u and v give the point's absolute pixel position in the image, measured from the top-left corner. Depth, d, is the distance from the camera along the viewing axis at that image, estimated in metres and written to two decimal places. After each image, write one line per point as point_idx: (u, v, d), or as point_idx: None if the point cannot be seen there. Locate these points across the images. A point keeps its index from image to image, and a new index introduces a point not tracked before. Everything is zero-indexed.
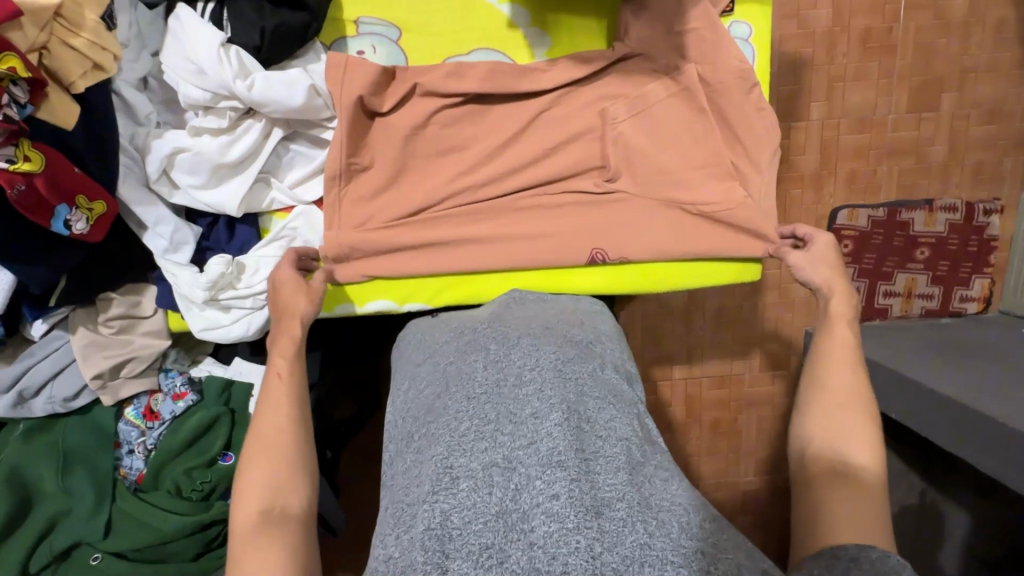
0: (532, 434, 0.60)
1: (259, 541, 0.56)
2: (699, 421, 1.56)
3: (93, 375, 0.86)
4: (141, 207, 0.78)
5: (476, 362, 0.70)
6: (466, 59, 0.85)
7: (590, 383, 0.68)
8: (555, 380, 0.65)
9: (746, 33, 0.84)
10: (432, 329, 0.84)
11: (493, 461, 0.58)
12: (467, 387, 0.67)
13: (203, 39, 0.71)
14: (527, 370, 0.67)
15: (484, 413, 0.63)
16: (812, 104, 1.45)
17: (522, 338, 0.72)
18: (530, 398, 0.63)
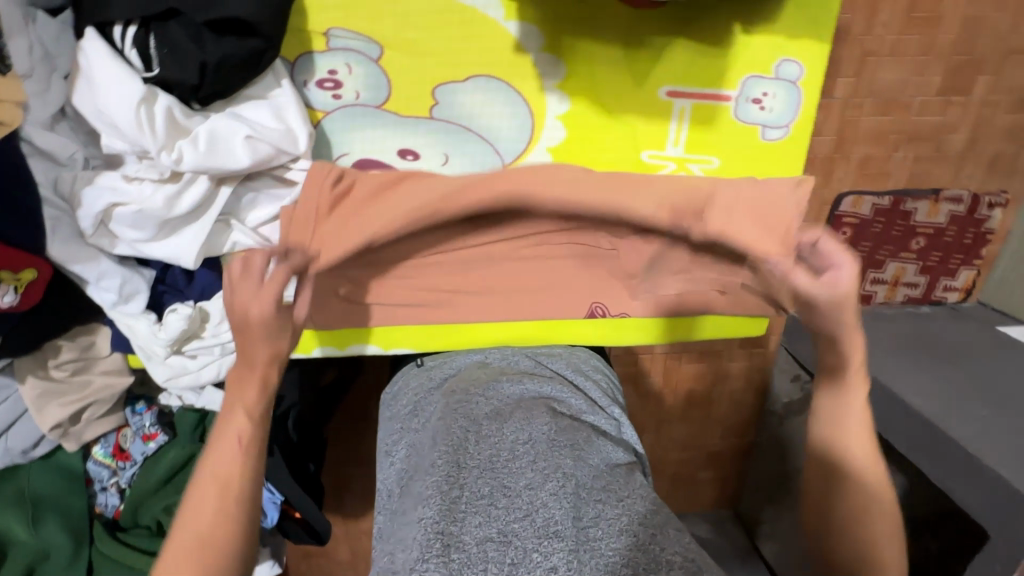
0: (529, 507, 0.59)
1: None
2: (675, 393, 1.58)
3: (51, 425, 0.80)
4: (81, 265, 0.67)
5: (467, 429, 0.68)
6: (462, 86, 0.70)
7: (586, 448, 0.67)
8: (547, 451, 0.64)
9: (795, 75, 0.71)
10: (421, 392, 0.80)
11: (489, 535, 0.57)
12: (459, 454, 0.65)
13: (122, 89, 0.56)
14: (520, 444, 0.66)
15: (477, 485, 0.61)
16: (839, 80, 1.28)
17: (514, 411, 0.70)
18: (523, 471, 0.63)
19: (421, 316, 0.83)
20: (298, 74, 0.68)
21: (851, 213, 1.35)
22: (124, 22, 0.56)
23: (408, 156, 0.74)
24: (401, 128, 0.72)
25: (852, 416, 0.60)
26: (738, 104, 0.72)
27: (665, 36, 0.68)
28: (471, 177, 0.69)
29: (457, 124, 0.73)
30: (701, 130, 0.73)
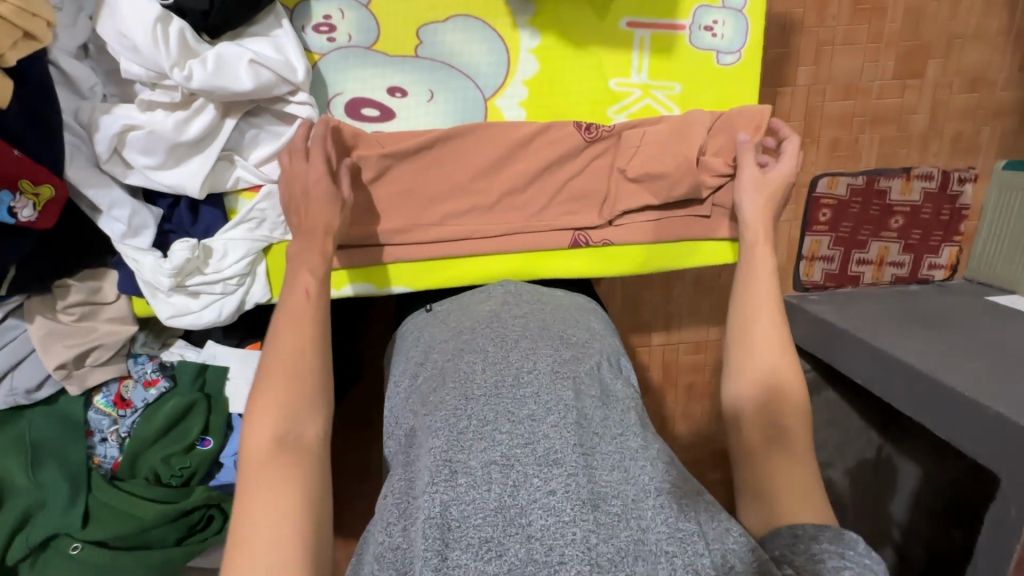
0: (530, 434, 0.58)
1: (271, 468, 0.56)
2: (675, 385, 1.62)
3: (56, 366, 0.82)
4: (95, 191, 0.72)
5: (473, 361, 0.66)
6: (444, 26, 0.79)
7: (587, 381, 0.65)
8: (551, 382, 0.62)
9: (740, 4, 0.80)
10: (428, 330, 0.79)
11: (492, 458, 0.56)
12: (463, 384, 0.63)
13: (140, 12, 0.64)
14: (525, 372, 0.64)
15: (481, 413, 0.60)
16: (799, 69, 1.50)
17: (520, 339, 0.68)
18: (527, 399, 0.61)
19: (412, 253, 0.84)
20: (295, 19, 0.77)
21: (829, 193, 1.58)
22: None
23: (396, 94, 0.81)
24: (389, 66, 0.80)
25: (762, 274, 0.74)
26: (692, 33, 0.81)
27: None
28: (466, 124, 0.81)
29: (441, 62, 0.80)
30: (662, 58, 0.81)
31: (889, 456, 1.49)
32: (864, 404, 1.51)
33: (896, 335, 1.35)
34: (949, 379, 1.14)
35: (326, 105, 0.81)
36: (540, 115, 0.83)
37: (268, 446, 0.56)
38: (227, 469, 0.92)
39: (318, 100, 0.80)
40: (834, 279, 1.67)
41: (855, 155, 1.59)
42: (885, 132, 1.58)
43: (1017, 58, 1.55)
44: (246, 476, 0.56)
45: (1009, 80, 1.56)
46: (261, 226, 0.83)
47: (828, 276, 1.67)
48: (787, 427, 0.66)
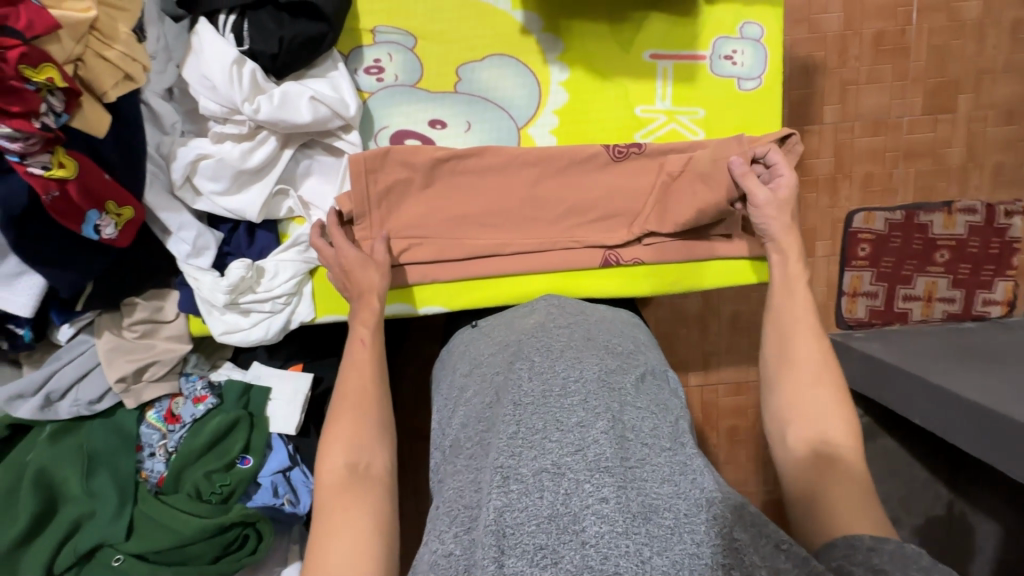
0: (580, 442, 0.59)
1: (346, 495, 0.60)
2: (717, 428, 1.56)
3: (117, 378, 0.88)
4: (167, 214, 0.80)
5: (521, 371, 0.68)
6: (480, 64, 0.86)
7: (633, 393, 0.67)
8: (599, 390, 0.65)
9: (758, 34, 0.84)
10: (472, 344, 0.84)
11: (543, 466, 0.58)
12: (514, 393, 0.66)
13: (219, 56, 0.73)
14: (572, 381, 0.66)
15: (531, 422, 0.62)
16: (825, 108, 1.53)
17: (566, 350, 0.71)
18: (575, 408, 0.63)
19: (451, 274, 0.89)
20: (349, 63, 0.86)
21: (866, 228, 1.56)
22: (227, 12, 0.75)
23: (437, 125, 0.88)
24: (431, 102, 0.88)
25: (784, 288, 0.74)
26: (712, 62, 0.85)
27: (640, 12, 0.84)
28: (500, 159, 0.86)
29: (477, 96, 0.87)
30: (684, 87, 0.86)
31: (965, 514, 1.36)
32: (927, 445, 1.40)
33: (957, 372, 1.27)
34: (1017, 414, 1.06)
35: (372, 137, 0.88)
36: (567, 142, 0.88)
37: (340, 475, 0.62)
38: (264, 490, 0.95)
39: (366, 133, 0.88)
40: (880, 316, 1.61)
41: (890, 189, 1.58)
42: (919, 166, 1.57)
43: None
44: (324, 501, 0.61)
45: None
46: (309, 251, 0.89)
47: (872, 312, 1.61)
48: (824, 416, 0.66)
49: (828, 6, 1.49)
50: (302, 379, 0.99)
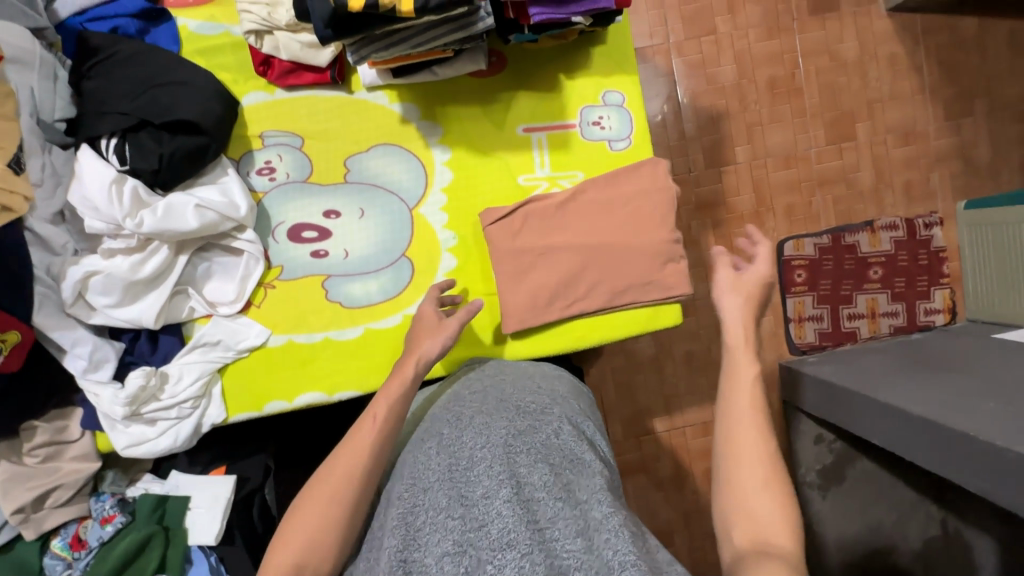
0: (483, 516, 0.55)
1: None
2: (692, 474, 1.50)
3: (15, 509, 0.85)
4: (59, 332, 0.81)
5: (429, 447, 0.65)
6: (367, 154, 0.92)
7: (545, 450, 0.63)
8: (504, 456, 0.60)
9: (619, 100, 0.91)
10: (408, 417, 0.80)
11: (446, 549, 0.54)
12: (421, 475, 0.62)
13: (100, 178, 0.77)
14: (478, 450, 0.61)
15: (436, 500, 0.58)
16: (736, 149, 1.62)
17: (474, 417, 0.67)
18: (480, 479, 0.58)
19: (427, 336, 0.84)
20: (241, 167, 0.91)
21: (797, 255, 1.61)
22: (109, 136, 0.80)
23: (332, 215, 0.92)
24: (324, 194, 0.92)
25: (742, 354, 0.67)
26: (582, 129, 0.91)
27: (508, 91, 0.91)
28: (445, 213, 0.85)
29: (368, 184, 0.92)
30: (560, 153, 0.91)
31: (958, 533, 1.28)
32: (898, 465, 1.35)
33: (906, 384, 1.24)
34: (957, 423, 1.02)
35: (270, 233, 0.92)
36: (460, 215, 0.92)
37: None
38: None
39: (264, 230, 0.91)
40: (830, 338, 1.62)
41: (813, 216, 1.64)
42: (835, 192, 1.65)
43: (941, 110, 1.64)
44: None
45: (940, 130, 1.64)
46: (215, 352, 0.90)
47: (822, 335, 1.62)
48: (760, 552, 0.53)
49: (720, 59, 1.61)
50: (224, 482, 0.97)
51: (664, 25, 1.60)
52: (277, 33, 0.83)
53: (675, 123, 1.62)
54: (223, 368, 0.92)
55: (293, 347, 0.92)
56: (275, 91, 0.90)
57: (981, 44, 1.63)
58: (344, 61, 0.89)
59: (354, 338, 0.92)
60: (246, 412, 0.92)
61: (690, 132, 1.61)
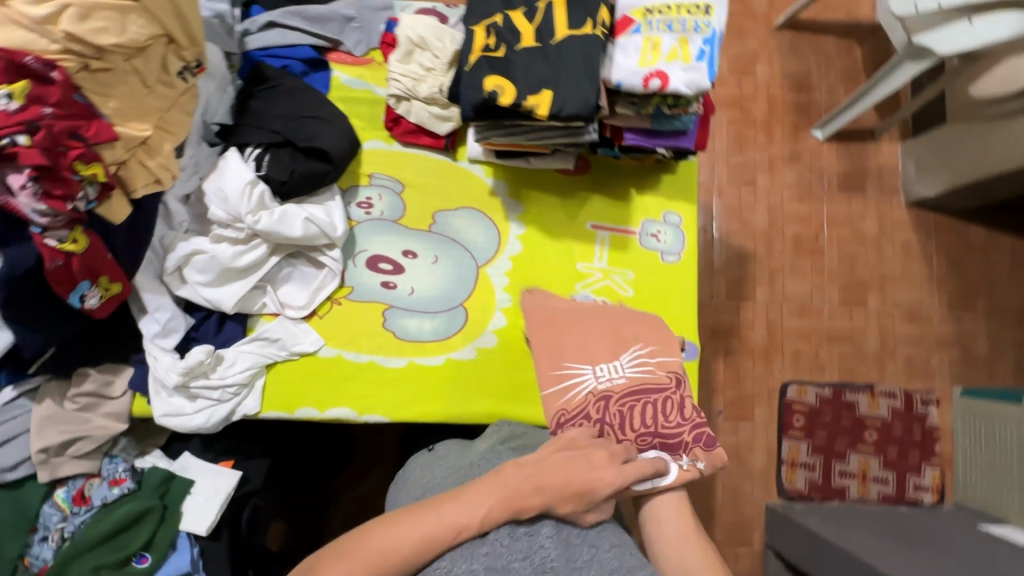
0: (526, 547, 0.61)
1: None
2: None
3: (40, 447, 0.88)
4: (150, 294, 0.90)
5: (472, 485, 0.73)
6: (454, 213, 1.05)
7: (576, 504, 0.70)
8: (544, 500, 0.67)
9: (676, 221, 1.06)
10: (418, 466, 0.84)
11: (491, 566, 0.60)
12: None
13: (238, 177, 0.90)
14: None
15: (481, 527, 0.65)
16: (757, 289, 1.77)
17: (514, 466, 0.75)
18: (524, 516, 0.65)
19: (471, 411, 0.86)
20: (345, 197, 1.04)
21: (799, 400, 1.69)
22: (254, 146, 0.94)
23: (409, 255, 1.03)
24: (408, 236, 1.04)
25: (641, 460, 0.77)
26: (641, 237, 1.05)
27: (585, 192, 1.06)
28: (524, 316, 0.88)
29: (448, 237, 1.04)
30: (617, 252, 1.04)
31: None
32: None
33: (892, 550, 1.26)
34: None
35: (351, 257, 1.03)
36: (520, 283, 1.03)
37: None
38: None
39: (347, 253, 1.02)
40: (819, 490, 1.65)
41: (818, 367, 1.75)
42: (842, 349, 1.76)
43: (945, 299, 1.80)
44: None
45: (942, 316, 1.79)
46: (271, 348, 0.97)
47: (812, 485, 1.65)
48: None
49: (755, 208, 1.81)
50: (228, 477, 0.98)
51: (710, 168, 1.82)
52: (412, 101, 1.00)
53: (706, 252, 1.78)
54: (271, 365, 0.98)
55: (339, 362, 0.99)
56: (393, 143, 1.06)
57: (986, 251, 1.82)
58: (457, 133, 1.05)
59: (396, 368, 0.99)
60: (276, 411, 0.96)
61: (718, 263, 1.77)
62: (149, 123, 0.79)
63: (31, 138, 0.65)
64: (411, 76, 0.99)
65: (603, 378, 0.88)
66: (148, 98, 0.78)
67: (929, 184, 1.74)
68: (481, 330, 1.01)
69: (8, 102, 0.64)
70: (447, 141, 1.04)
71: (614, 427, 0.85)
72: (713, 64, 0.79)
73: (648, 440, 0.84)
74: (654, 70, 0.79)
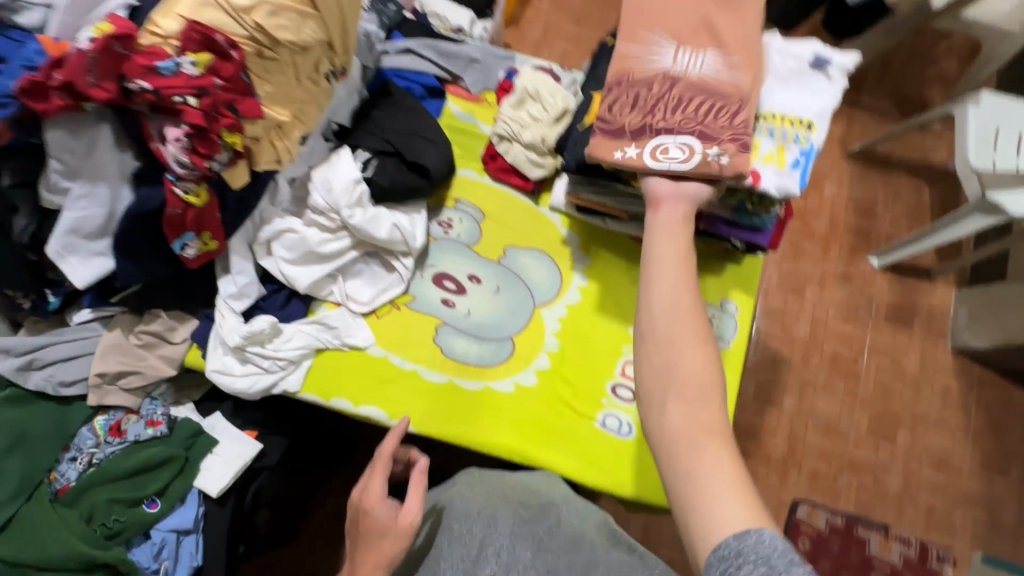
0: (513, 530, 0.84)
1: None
2: None
3: (98, 372, 0.93)
4: (237, 258, 0.97)
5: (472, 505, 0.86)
6: (525, 251, 1.11)
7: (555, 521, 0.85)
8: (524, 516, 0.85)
9: (733, 310, 1.08)
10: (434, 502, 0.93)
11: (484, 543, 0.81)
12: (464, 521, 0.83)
13: (344, 173, 0.97)
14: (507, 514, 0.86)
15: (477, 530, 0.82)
16: (785, 396, 1.75)
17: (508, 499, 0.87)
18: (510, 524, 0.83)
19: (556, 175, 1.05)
20: (429, 213, 1.11)
21: (807, 521, 1.63)
22: (365, 150, 1.03)
23: (473, 280, 1.09)
24: (476, 262, 1.09)
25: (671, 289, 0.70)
26: None
27: None
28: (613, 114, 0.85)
29: (513, 272, 1.09)
30: None
31: None
32: None
33: None
34: None
35: (420, 269, 1.09)
36: (570, 331, 1.06)
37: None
38: (148, 546, 0.92)
39: (417, 264, 1.08)
40: None
41: (834, 492, 1.69)
42: (862, 481, 1.71)
43: (979, 456, 1.73)
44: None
45: (973, 473, 1.72)
46: (326, 334, 1.01)
47: None
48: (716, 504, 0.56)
49: (799, 316, 1.82)
50: (250, 447, 1.00)
51: (761, 269, 1.86)
52: (513, 143, 1.08)
53: None
54: (321, 350, 1.02)
55: (384, 363, 1.03)
56: (484, 176, 1.14)
57: None
58: (545, 180, 1.13)
59: (434, 382, 1.02)
60: (313, 394, 0.99)
61: (751, 362, 1.77)
62: (289, 110, 0.88)
63: (198, 101, 0.74)
64: (518, 121, 1.07)
65: (678, 66, 0.86)
66: (296, 90, 0.87)
67: (980, 335, 1.72)
68: (524, 367, 1.04)
69: (191, 68, 0.73)
70: (535, 186, 1.12)
71: (666, 107, 0.84)
72: (805, 174, 0.85)
73: (692, 124, 0.82)
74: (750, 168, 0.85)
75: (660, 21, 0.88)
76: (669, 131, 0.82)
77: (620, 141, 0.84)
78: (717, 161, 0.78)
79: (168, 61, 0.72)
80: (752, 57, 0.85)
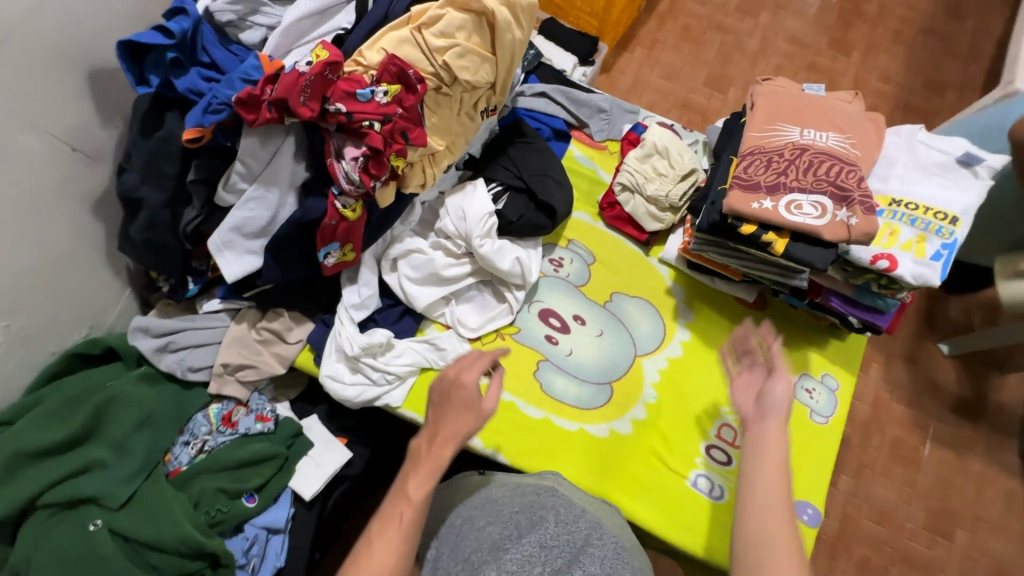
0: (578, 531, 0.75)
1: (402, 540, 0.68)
2: None
3: (223, 362, 0.96)
4: (366, 271, 1.00)
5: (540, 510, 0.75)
6: (631, 299, 1.12)
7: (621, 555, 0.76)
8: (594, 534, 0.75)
9: (834, 386, 1.08)
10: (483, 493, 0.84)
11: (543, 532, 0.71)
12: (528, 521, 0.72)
13: (478, 203, 1.01)
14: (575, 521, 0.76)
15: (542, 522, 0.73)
16: (841, 475, 1.58)
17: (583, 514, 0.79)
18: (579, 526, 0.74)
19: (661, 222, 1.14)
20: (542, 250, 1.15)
21: None
22: (495, 183, 1.07)
23: (578, 320, 1.11)
24: (583, 303, 1.12)
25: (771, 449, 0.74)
26: (796, 387, 1.07)
27: (755, 327, 1.11)
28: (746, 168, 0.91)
29: (618, 318, 1.11)
30: None
31: None
32: None
33: None
34: None
35: (528, 302, 1.11)
36: (670, 384, 1.07)
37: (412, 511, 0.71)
38: (240, 539, 0.93)
39: (526, 297, 1.11)
40: None
41: None
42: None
43: None
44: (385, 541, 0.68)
45: None
46: (434, 355, 1.03)
47: None
48: None
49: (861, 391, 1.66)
50: (342, 454, 1.02)
51: None
52: (635, 195, 1.11)
53: None
54: (425, 369, 1.04)
55: (484, 391, 1.04)
56: (597, 221, 1.17)
57: None
58: (659, 233, 1.16)
59: (531, 416, 1.03)
60: (413, 412, 1.01)
61: None
62: (445, 141, 0.91)
63: (382, 126, 0.79)
64: (643, 174, 1.11)
65: (808, 138, 0.92)
66: (456, 124, 0.91)
67: None
68: (620, 415, 1.05)
69: (382, 96, 0.78)
70: (649, 237, 1.14)
71: (799, 169, 0.88)
72: (946, 267, 0.85)
73: (825, 185, 0.86)
74: (885, 253, 0.86)
75: (791, 95, 0.98)
76: (802, 189, 0.86)
77: (756, 194, 0.87)
78: (845, 222, 0.83)
79: (365, 88, 0.77)
80: (867, 142, 0.93)
